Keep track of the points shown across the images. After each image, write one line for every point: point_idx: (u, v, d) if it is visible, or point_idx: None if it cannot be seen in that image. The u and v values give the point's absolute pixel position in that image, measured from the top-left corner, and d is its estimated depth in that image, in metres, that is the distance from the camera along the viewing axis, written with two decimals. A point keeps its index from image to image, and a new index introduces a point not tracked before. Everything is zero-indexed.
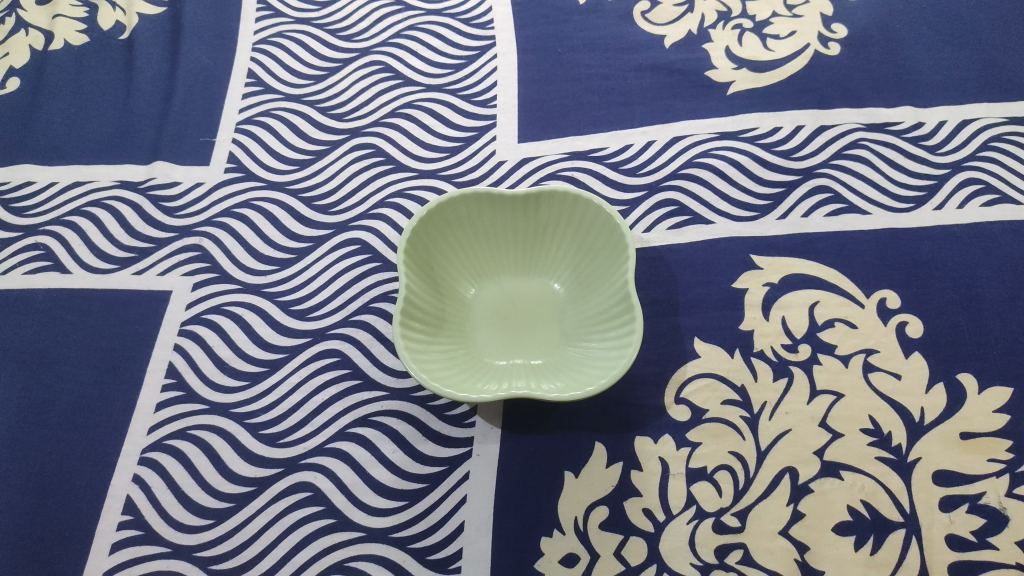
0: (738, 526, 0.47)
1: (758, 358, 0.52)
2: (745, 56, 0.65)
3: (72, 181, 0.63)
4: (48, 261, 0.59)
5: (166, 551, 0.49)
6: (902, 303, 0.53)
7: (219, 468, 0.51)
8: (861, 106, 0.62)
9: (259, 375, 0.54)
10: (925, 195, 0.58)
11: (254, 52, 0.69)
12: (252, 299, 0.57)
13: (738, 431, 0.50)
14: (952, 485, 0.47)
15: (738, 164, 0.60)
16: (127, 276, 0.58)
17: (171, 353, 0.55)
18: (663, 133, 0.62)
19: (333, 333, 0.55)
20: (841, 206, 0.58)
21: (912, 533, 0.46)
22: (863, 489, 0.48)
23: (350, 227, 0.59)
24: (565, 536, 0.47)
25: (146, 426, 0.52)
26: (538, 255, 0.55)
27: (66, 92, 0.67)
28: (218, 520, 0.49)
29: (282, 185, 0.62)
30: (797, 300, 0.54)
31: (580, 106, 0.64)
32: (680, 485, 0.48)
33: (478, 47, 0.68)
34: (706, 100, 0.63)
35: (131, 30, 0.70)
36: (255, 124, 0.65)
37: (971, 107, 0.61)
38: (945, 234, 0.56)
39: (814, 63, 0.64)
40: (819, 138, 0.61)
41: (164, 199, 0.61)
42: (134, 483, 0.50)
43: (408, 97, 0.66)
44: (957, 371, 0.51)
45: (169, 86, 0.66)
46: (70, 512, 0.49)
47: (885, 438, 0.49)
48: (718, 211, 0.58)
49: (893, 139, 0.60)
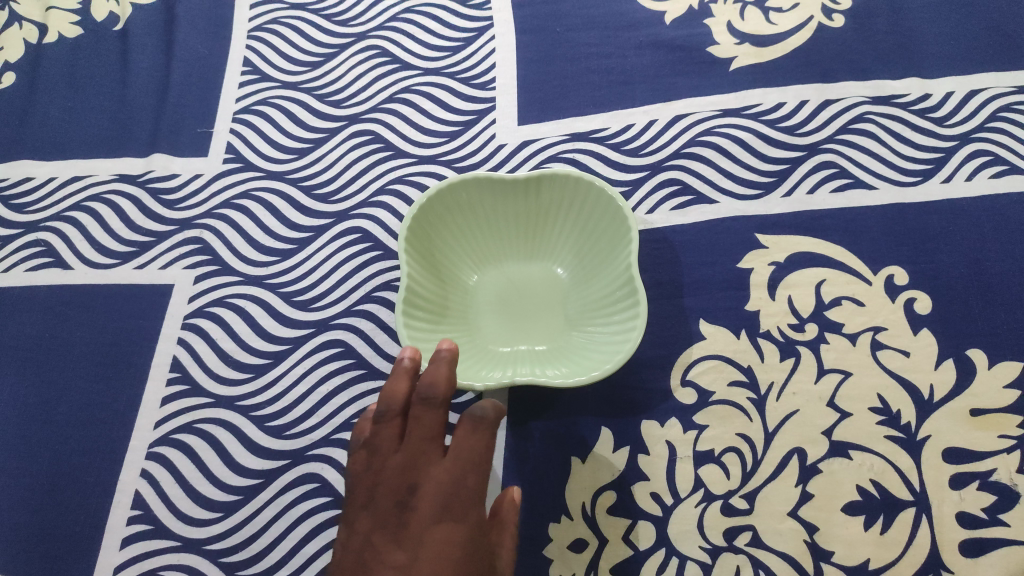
0: (746, 508, 0.47)
1: (765, 339, 0.51)
2: (747, 30, 0.64)
3: (71, 176, 0.62)
4: (49, 258, 0.59)
5: (176, 544, 0.49)
6: (910, 279, 0.53)
7: (226, 461, 0.51)
8: (866, 79, 0.61)
9: (263, 367, 0.54)
10: (932, 168, 0.57)
11: (248, 39, 0.68)
12: (255, 291, 0.57)
13: (745, 412, 0.49)
14: (963, 462, 0.47)
15: (741, 142, 0.59)
16: (129, 271, 0.58)
17: (175, 346, 0.54)
18: (664, 112, 0.61)
19: (335, 324, 0.55)
20: (846, 181, 0.57)
21: (923, 512, 0.46)
22: (872, 469, 0.47)
23: (352, 215, 0.59)
24: (573, 522, 0.47)
25: (152, 421, 0.52)
26: (540, 240, 0.55)
27: (61, 86, 0.66)
28: (227, 513, 0.49)
29: (280, 175, 0.61)
30: (804, 279, 0.53)
31: (580, 86, 0.63)
32: (688, 468, 0.48)
33: (475, 29, 0.66)
34: (708, 77, 0.62)
35: (124, 20, 0.69)
36: (252, 114, 0.64)
37: (980, 77, 0.60)
38: (953, 208, 0.55)
39: (819, 35, 0.63)
40: (824, 113, 0.60)
41: (163, 192, 0.61)
42: (142, 477, 0.51)
43: (406, 81, 0.65)
44: (966, 347, 0.50)
45: (165, 77, 0.65)
46: (81, 508, 0.50)
47: (894, 417, 0.48)
48: (722, 189, 0.57)
49: (900, 113, 0.59)
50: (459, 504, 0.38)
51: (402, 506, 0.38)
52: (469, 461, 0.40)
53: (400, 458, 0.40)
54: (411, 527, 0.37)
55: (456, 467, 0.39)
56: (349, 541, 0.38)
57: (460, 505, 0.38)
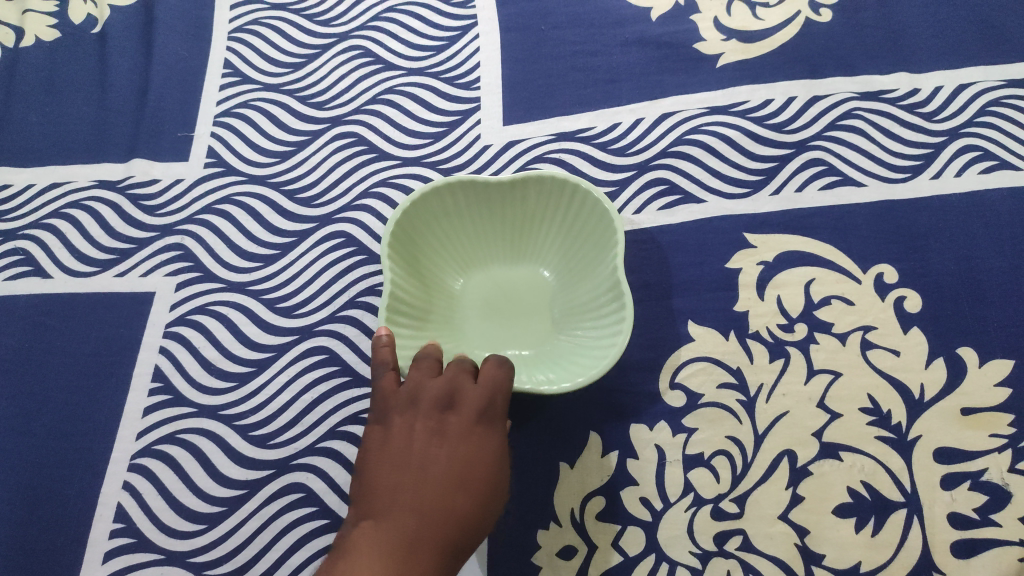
0: (737, 512, 0.47)
1: (754, 340, 0.51)
2: (733, 26, 0.63)
3: (49, 182, 0.61)
4: (29, 266, 0.58)
5: (159, 557, 0.48)
6: (900, 277, 0.52)
7: (210, 472, 0.50)
8: (854, 75, 0.60)
9: (247, 375, 0.53)
10: (922, 164, 0.56)
11: (229, 41, 0.67)
12: (237, 298, 0.56)
13: (734, 415, 0.49)
14: (954, 462, 0.47)
15: (729, 139, 0.58)
16: (109, 279, 0.57)
17: (157, 355, 0.54)
18: (651, 110, 0.60)
19: (319, 330, 0.54)
20: (835, 179, 0.56)
21: (914, 513, 0.46)
22: (863, 471, 0.47)
23: (336, 218, 0.58)
24: (562, 529, 0.47)
25: (134, 432, 0.51)
26: (526, 243, 0.54)
27: (39, 91, 0.65)
28: (211, 524, 0.49)
29: (262, 179, 0.60)
30: (793, 278, 0.53)
31: (566, 85, 0.62)
32: (677, 472, 0.48)
33: (459, 27, 0.66)
34: (695, 74, 0.61)
35: (103, 22, 0.68)
36: (234, 116, 0.63)
37: (968, 71, 0.59)
38: (942, 204, 0.54)
39: (806, 30, 0.62)
40: (812, 109, 0.59)
41: (143, 198, 0.60)
42: (124, 489, 0.50)
43: (389, 82, 0.64)
44: (956, 345, 0.50)
45: (145, 81, 0.64)
46: (63, 522, 0.49)
47: (885, 417, 0.48)
48: (709, 188, 0.57)
49: (888, 108, 0.58)
50: (493, 415, 0.42)
51: (442, 410, 0.42)
52: (502, 386, 0.43)
53: (441, 378, 0.43)
54: (448, 428, 0.41)
55: (490, 387, 0.43)
56: (387, 435, 0.42)
57: (490, 419, 0.42)
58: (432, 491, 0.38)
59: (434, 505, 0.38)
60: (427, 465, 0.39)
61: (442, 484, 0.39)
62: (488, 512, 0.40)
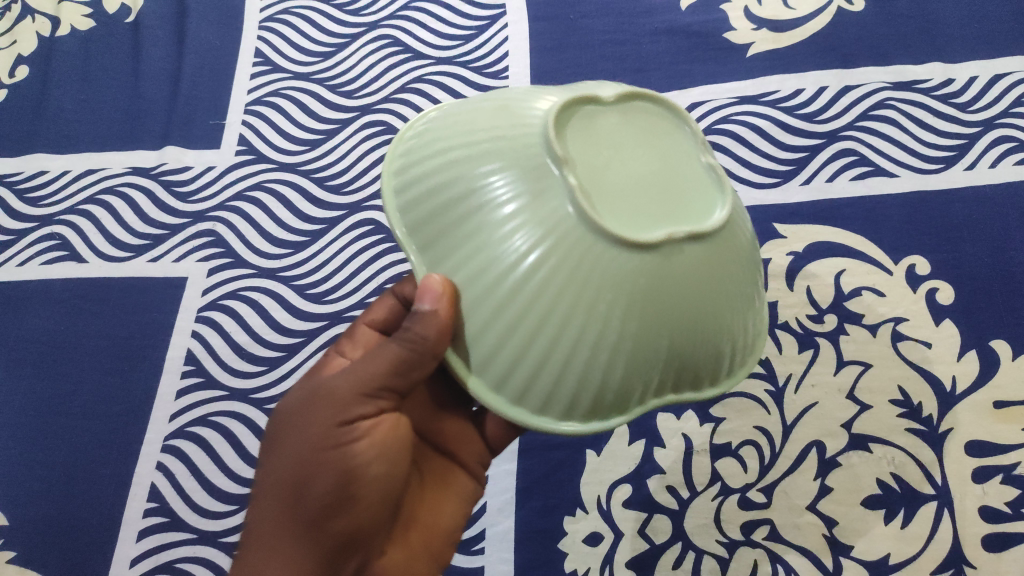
0: (764, 501, 0.46)
1: (783, 330, 0.51)
2: (764, 15, 0.63)
3: (85, 169, 0.62)
4: (65, 251, 0.59)
5: (192, 537, 0.49)
6: (932, 269, 0.52)
7: (241, 454, 0.51)
8: (887, 64, 0.59)
9: (277, 360, 0.54)
10: (956, 155, 0.55)
11: (260, 30, 0.67)
12: (268, 284, 0.56)
13: (763, 405, 0.49)
14: (985, 455, 0.46)
15: (758, 129, 0.58)
16: (143, 264, 0.58)
17: (190, 339, 0.54)
18: (680, 100, 0.60)
19: (348, 316, 0.55)
20: (867, 169, 0.56)
21: (945, 506, 0.45)
22: (892, 462, 0.47)
23: (364, 207, 0.59)
24: (588, 516, 0.47)
25: (167, 414, 0.52)
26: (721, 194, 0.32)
27: (75, 79, 0.66)
28: (242, 505, 0.49)
29: (293, 167, 0.61)
30: (823, 269, 0.52)
31: (594, 74, 0.62)
32: (704, 461, 0.48)
33: (487, 17, 0.66)
34: (725, 63, 0.61)
35: (136, 12, 0.68)
36: (264, 105, 0.64)
37: (1004, 61, 0.58)
38: (976, 196, 0.54)
39: (838, 19, 0.62)
40: (843, 99, 0.58)
41: (176, 184, 0.61)
42: (158, 470, 0.51)
43: (418, 71, 0.64)
44: (989, 337, 0.49)
45: (178, 70, 0.65)
46: (97, 502, 0.50)
47: (915, 409, 0.48)
48: (739, 178, 0.56)
49: (922, 98, 0.58)
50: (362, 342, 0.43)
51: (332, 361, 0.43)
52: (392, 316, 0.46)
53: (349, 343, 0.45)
54: (301, 386, 0.40)
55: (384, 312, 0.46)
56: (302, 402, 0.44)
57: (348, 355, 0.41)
58: (282, 432, 0.39)
59: (273, 472, 0.38)
60: (278, 432, 0.39)
61: (289, 421, 0.38)
62: (309, 471, 0.36)
